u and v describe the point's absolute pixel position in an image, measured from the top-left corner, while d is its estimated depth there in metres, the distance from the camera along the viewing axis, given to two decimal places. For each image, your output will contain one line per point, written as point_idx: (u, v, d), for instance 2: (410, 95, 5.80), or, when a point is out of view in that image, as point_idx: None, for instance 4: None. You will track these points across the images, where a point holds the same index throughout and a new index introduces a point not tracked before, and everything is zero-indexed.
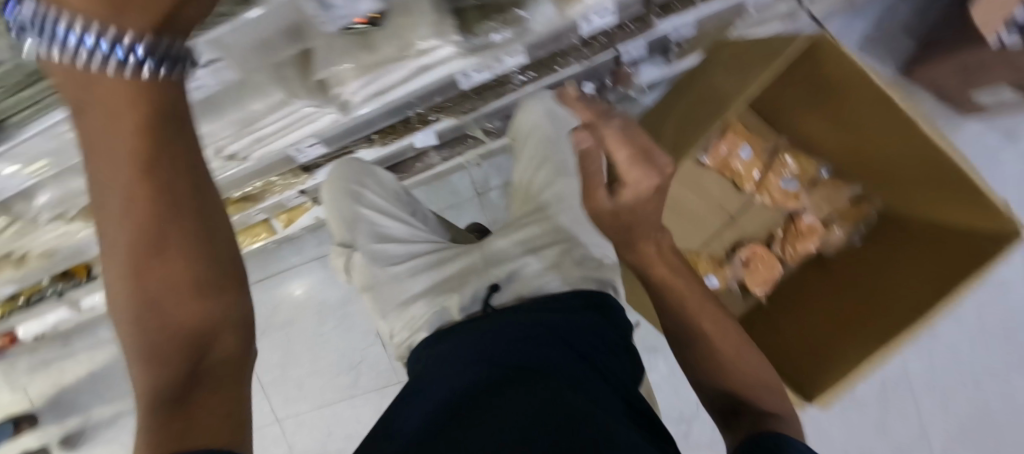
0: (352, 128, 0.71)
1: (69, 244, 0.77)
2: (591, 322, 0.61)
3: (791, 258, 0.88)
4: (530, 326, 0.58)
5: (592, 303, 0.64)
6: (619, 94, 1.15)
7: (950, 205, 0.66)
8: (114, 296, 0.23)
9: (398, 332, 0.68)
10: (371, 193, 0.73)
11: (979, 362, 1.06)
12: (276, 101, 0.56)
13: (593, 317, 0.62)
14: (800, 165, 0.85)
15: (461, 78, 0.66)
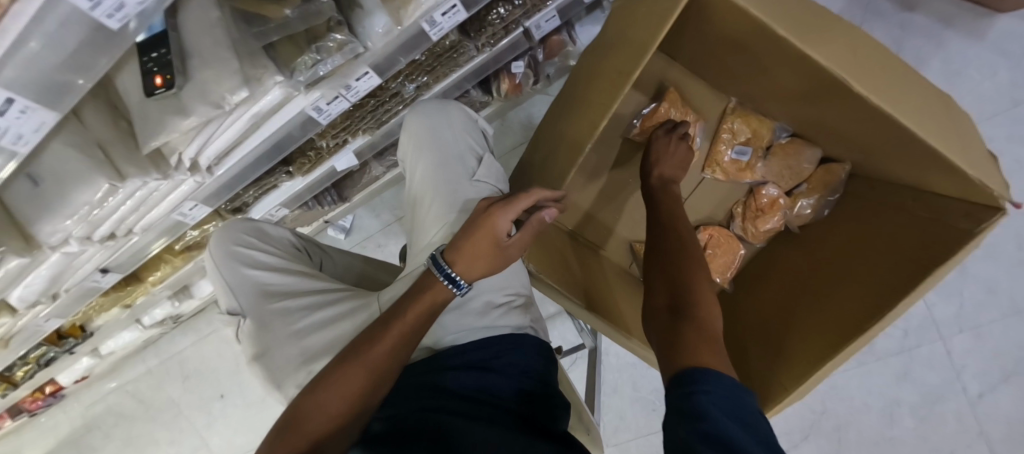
0: (228, 183, 0.66)
1: (20, 329, 0.80)
2: (496, 373, 0.55)
3: (753, 238, 0.76)
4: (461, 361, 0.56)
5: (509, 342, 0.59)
6: (558, 67, 1.03)
7: (921, 167, 0.53)
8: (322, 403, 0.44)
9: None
10: (252, 249, 0.63)
11: None
12: (106, 187, 0.52)
13: (503, 366, 0.56)
14: (750, 130, 0.72)
15: (314, 113, 0.58)
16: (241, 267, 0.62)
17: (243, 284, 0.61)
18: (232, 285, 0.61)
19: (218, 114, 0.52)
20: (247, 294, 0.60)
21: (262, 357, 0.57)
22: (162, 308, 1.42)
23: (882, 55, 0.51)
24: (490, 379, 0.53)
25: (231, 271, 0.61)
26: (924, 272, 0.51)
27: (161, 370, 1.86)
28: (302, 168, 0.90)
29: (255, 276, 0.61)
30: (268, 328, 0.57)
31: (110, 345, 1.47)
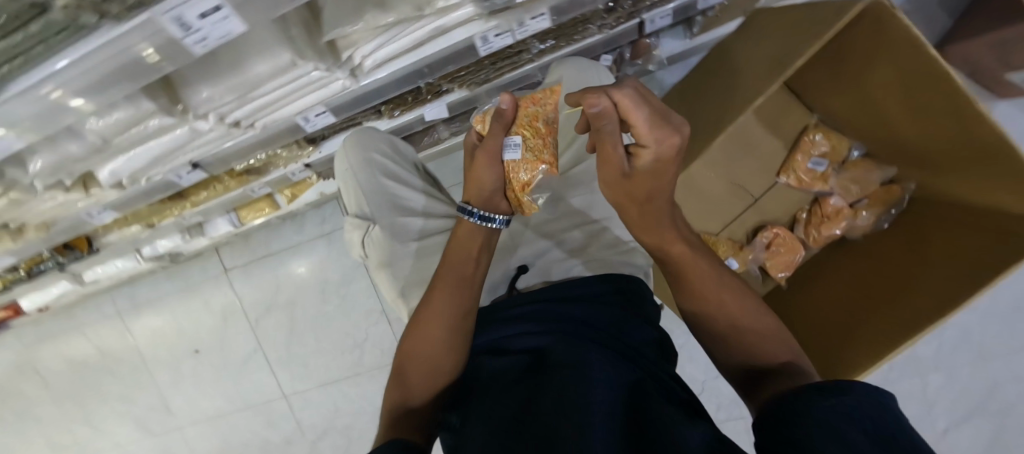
0: (364, 96, 0.68)
1: (71, 214, 0.74)
2: (606, 303, 0.56)
3: (814, 242, 0.86)
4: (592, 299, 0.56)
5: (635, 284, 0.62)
6: (637, 68, 1.11)
7: (1001, 191, 0.61)
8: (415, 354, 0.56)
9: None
10: (390, 163, 0.69)
11: None
12: (282, 63, 0.52)
13: (612, 298, 0.57)
14: (829, 144, 0.82)
15: (479, 43, 0.62)
16: (379, 178, 0.67)
17: (380, 193, 0.67)
18: (368, 191, 0.67)
19: (407, 17, 0.53)
20: (384, 203, 0.66)
21: (390, 262, 0.64)
22: (168, 241, 1.32)
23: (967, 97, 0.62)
24: (606, 310, 0.54)
25: (372, 178, 0.67)
26: (989, 278, 0.59)
27: (133, 313, 1.72)
28: (393, 109, 0.91)
29: (393, 189, 0.67)
30: (400, 238, 0.65)
31: (96, 272, 1.34)
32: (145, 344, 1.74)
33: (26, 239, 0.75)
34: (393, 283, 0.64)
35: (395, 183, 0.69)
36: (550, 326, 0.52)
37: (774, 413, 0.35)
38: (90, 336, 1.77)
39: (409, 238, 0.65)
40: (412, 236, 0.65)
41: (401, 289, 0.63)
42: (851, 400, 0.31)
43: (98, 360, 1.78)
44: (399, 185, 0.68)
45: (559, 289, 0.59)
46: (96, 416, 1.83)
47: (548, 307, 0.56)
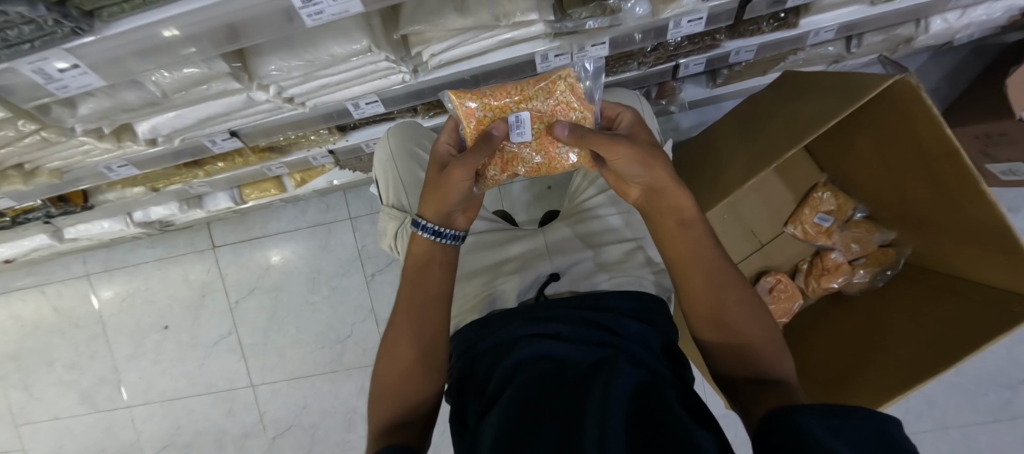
0: (416, 92, 0.70)
1: (88, 164, 0.72)
2: (627, 317, 0.56)
3: (813, 292, 0.90)
4: (621, 310, 0.57)
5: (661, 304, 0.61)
6: (660, 108, 1.16)
7: (994, 264, 0.66)
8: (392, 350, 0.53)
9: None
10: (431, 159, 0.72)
11: None
12: (357, 49, 0.54)
13: (634, 315, 0.57)
14: (837, 204, 0.87)
15: (539, 60, 0.65)
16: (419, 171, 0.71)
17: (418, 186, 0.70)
18: (406, 183, 0.70)
19: (483, 26, 0.56)
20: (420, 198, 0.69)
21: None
22: (164, 209, 1.26)
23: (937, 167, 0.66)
24: (629, 323, 0.54)
25: (412, 171, 0.69)
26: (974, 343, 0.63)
27: (103, 279, 1.63)
28: (430, 110, 0.92)
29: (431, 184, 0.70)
30: None
31: (78, 231, 1.27)
32: (110, 312, 1.64)
33: (37, 183, 0.72)
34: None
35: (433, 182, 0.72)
36: (576, 328, 0.53)
37: (767, 432, 0.33)
38: (50, 296, 1.66)
39: None
40: None
41: None
42: (858, 421, 0.29)
43: (54, 322, 1.67)
44: None
45: (580, 301, 0.59)
46: (37, 382, 1.70)
47: (569, 316, 0.55)
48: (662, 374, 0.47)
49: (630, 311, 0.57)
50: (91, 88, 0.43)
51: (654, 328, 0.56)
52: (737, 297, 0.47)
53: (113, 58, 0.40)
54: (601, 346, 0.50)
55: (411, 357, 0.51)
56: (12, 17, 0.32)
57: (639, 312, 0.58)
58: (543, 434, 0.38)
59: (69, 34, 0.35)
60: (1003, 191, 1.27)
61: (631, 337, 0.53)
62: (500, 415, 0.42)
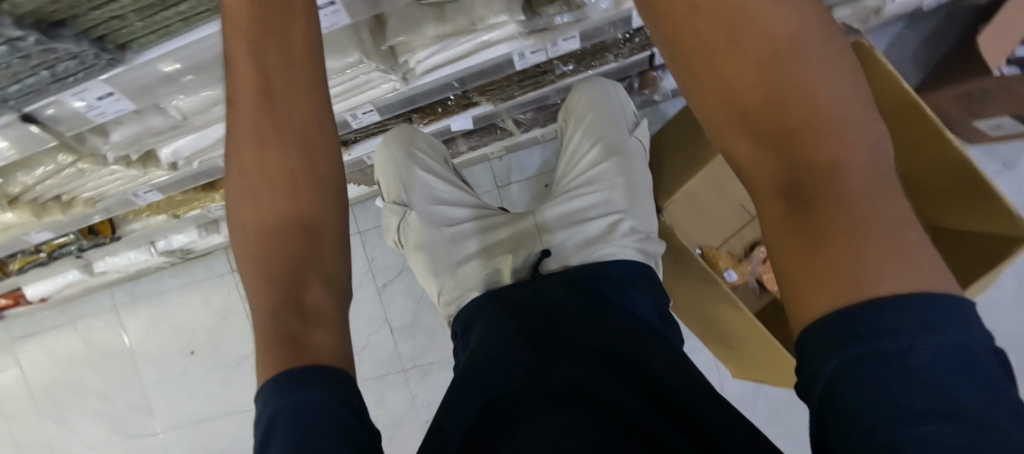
0: (408, 98, 0.76)
1: (117, 193, 0.79)
2: (607, 283, 0.62)
3: None
4: (610, 280, 0.63)
5: (645, 273, 0.66)
6: (645, 98, 1.21)
7: (968, 211, 0.71)
8: (245, 262, 0.43)
9: (448, 291, 0.72)
10: (426, 158, 0.77)
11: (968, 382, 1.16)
12: (351, 62, 0.60)
13: (614, 279, 0.63)
14: None
15: (517, 58, 0.71)
16: (415, 169, 0.76)
17: (417, 184, 0.76)
18: (406, 182, 0.76)
19: (461, 30, 0.62)
20: (421, 193, 0.76)
21: (423, 245, 0.74)
22: (184, 236, 1.34)
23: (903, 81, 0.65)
24: (616, 291, 0.61)
25: (412, 170, 0.75)
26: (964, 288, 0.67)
27: (131, 310, 1.71)
28: (425, 117, 0.99)
29: (430, 180, 0.77)
30: (433, 226, 0.74)
31: (107, 264, 1.36)
32: (139, 342, 1.72)
33: (73, 212, 0.79)
34: (425, 263, 0.73)
35: (430, 180, 0.77)
36: (569, 299, 0.59)
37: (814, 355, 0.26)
38: (82, 331, 1.75)
39: (444, 226, 0.75)
40: (446, 224, 0.75)
41: (430, 269, 0.73)
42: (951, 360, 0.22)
43: (87, 355, 1.75)
44: (435, 182, 0.77)
45: (568, 271, 0.65)
46: (73, 414, 1.77)
47: (557, 291, 0.61)
48: (644, 329, 0.55)
49: (618, 278, 0.63)
50: (133, 107, 0.50)
51: (638, 293, 0.62)
52: (878, 129, 0.29)
53: (140, 86, 0.47)
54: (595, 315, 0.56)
55: (255, 271, 0.42)
56: (62, 54, 0.38)
57: (626, 278, 0.64)
58: (560, 397, 0.45)
59: (106, 65, 0.42)
60: (997, 148, 1.28)
61: (616, 303, 0.59)
62: (514, 380, 0.49)
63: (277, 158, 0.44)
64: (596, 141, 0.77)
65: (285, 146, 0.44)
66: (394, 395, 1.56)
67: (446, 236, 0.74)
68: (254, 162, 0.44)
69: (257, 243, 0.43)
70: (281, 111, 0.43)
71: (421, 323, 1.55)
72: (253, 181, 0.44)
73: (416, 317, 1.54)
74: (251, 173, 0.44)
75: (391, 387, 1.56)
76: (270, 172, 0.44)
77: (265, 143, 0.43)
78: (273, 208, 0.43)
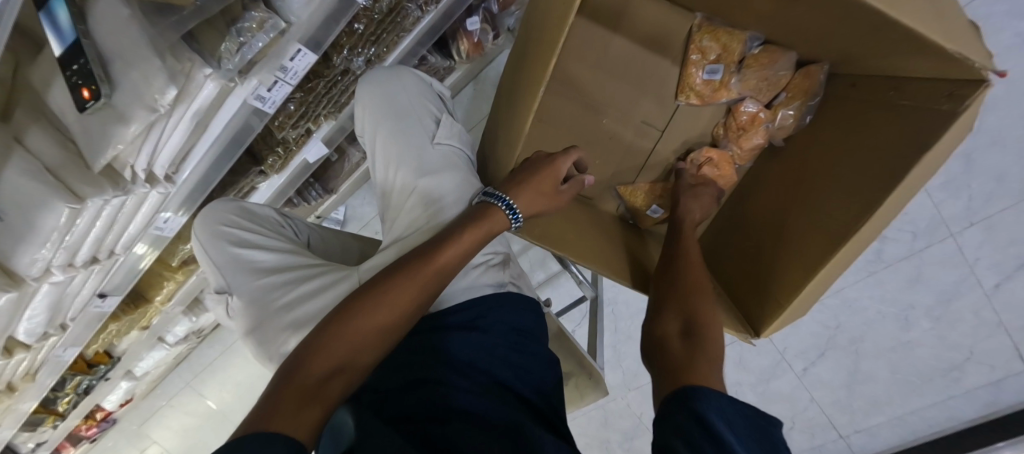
0: (195, 187, 0.68)
1: (41, 362, 0.84)
2: (488, 333, 0.56)
3: (740, 159, 0.74)
4: (467, 318, 0.58)
5: (501, 303, 0.61)
6: (515, 15, 0.98)
7: (899, 56, 0.49)
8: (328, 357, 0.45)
9: None
10: (238, 230, 0.65)
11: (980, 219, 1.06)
12: (68, 215, 0.52)
13: (498, 331, 0.57)
14: (720, 45, 0.68)
15: (259, 102, 0.58)
16: (227, 248, 0.64)
17: (229, 263, 0.63)
18: (219, 264, 0.64)
19: (153, 122, 0.50)
20: (234, 272, 0.63)
21: (252, 329, 0.61)
22: (181, 324, 1.46)
23: None
24: (498, 347, 0.55)
25: (218, 250, 0.63)
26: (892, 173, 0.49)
27: (198, 381, 1.97)
28: (274, 163, 0.87)
29: (241, 254, 0.63)
30: (259, 304, 0.60)
31: (142, 366, 1.54)
32: (218, 402, 1.99)
33: (20, 391, 0.88)
34: (260, 351, 0.61)
35: (248, 251, 0.64)
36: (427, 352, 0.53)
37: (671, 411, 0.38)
38: (177, 407, 2.06)
39: (267, 301, 0.60)
40: (269, 297, 0.60)
41: (269, 356, 0.60)
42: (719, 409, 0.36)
43: (191, 423, 2.07)
44: (252, 252, 0.63)
45: (454, 309, 0.58)
46: None
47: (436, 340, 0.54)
48: (500, 375, 0.53)
49: (473, 317, 0.58)
50: None
51: (496, 325, 0.58)
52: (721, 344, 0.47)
53: None
54: (462, 369, 0.52)
55: (334, 364, 0.45)
56: None
57: (511, 331, 0.59)
58: None
59: None
60: None
61: (493, 362, 0.54)
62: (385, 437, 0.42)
63: (409, 308, 0.50)
64: (396, 157, 0.63)
65: (414, 295, 0.50)
66: None
67: (269, 315, 0.60)
68: (394, 299, 0.49)
69: (354, 356, 0.46)
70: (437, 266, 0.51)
71: None
72: (375, 304, 0.48)
73: None
74: (381, 302, 0.49)
75: None
76: (398, 313, 0.49)
77: (415, 294, 0.50)
78: (389, 334, 0.49)
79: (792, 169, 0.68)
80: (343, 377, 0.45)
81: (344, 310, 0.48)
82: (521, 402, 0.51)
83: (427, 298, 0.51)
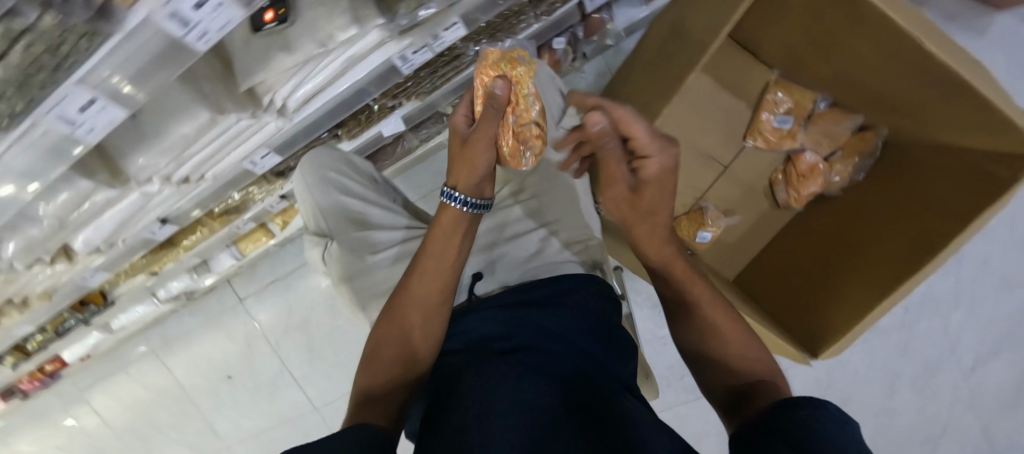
0: (301, 131, 0.68)
1: (66, 281, 0.80)
2: (573, 311, 0.60)
3: (796, 202, 0.81)
4: (551, 297, 0.61)
5: (585, 286, 0.65)
6: (596, 44, 1.08)
7: (962, 129, 0.59)
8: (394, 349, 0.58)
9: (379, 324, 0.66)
10: (343, 179, 0.72)
11: None
12: (204, 122, 0.54)
13: (585, 310, 0.60)
14: (793, 100, 0.78)
15: (399, 63, 0.61)
16: (332, 194, 0.70)
17: (335, 210, 0.70)
18: (323, 208, 0.70)
19: (313, 55, 0.53)
20: (337, 220, 0.70)
21: (346, 274, 0.67)
22: (179, 282, 1.38)
23: (852, 11, 0.56)
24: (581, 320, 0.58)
25: (325, 195, 0.70)
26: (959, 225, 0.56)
27: (167, 349, 1.83)
28: (350, 130, 0.91)
29: (349, 204, 0.70)
30: (358, 252, 0.68)
31: (122, 320, 1.43)
32: (182, 375, 1.85)
33: (33, 309, 0.83)
34: (349, 298, 0.68)
35: (350, 203, 0.71)
36: (513, 324, 0.57)
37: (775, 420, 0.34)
38: (133, 375, 1.89)
39: (366, 253, 0.69)
40: (369, 250, 0.69)
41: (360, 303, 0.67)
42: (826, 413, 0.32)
43: (145, 395, 1.91)
44: (355, 204, 0.71)
45: (539, 288, 0.62)
46: (152, 444, 1.97)
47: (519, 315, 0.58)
48: (592, 350, 0.55)
49: (556, 296, 0.61)
50: None
51: (579, 306, 0.60)
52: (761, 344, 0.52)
53: None
54: (553, 339, 0.54)
55: (399, 353, 0.57)
56: None
57: (590, 312, 0.61)
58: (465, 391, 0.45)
59: None
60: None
61: (582, 338, 0.56)
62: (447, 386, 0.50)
63: (438, 292, 0.59)
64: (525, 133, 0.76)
65: (432, 281, 0.59)
66: None
67: (369, 267, 0.67)
68: (423, 288, 0.59)
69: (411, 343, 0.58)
70: (445, 252, 0.59)
71: None
72: (407, 300, 0.59)
73: None
74: (412, 294, 0.59)
75: None
76: (429, 298, 0.59)
77: (436, 279, 0.59)
78: (433, 316, 0.58)
79: (846, 215, 0.76)
80: (410, 362, 0.57)
81: (383, 336, 0.59)
82: (610, 372, 0.52)
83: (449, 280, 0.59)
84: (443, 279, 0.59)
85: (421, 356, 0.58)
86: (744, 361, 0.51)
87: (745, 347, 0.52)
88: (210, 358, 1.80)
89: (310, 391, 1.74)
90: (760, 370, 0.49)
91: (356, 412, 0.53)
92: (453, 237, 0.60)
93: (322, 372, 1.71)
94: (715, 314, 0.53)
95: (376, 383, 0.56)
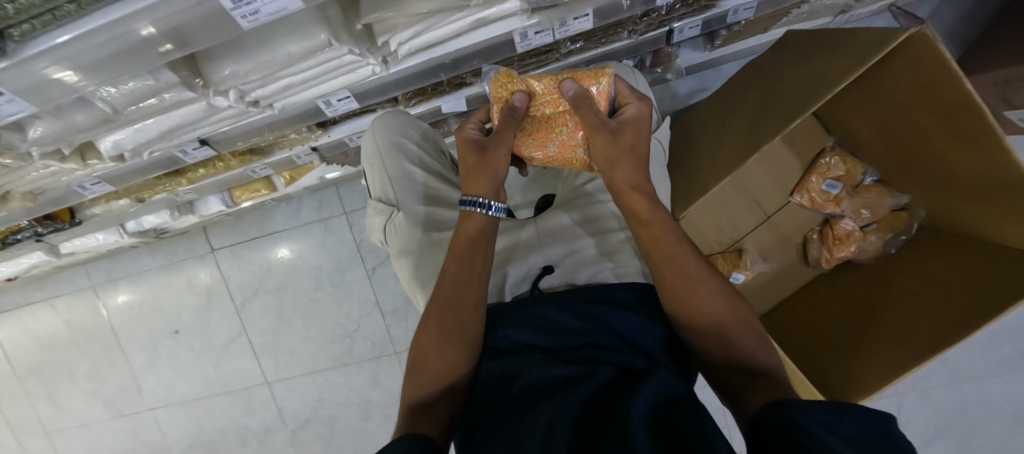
0: (388, 83, 0.65)
1: (61, 184, 0.70)
2: (643, 316, 0.56)
3: (827, 263, 0.85)
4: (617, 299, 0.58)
5: None
6: (656, 76, 1.10)
7: (1011, 222, 0.63)
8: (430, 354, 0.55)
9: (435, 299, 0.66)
10: (414, 150, 0.74)
11: (932, 389, 1.27)
12: (317, 44, 0.49)
13: (658, 318, 0.57)
14: (846, 168, 0.84)
15: (518, 39, 0.60)
16: (403, 163, 0.72)
17: (404, 179, 0.72)
18: (392, 176, 0.72)
19: (449, 7, 0.51)
20: (403, 189, 0.71)
21: (407, 244, 0.68)
22: (155, 217, 1.24)
23: (938, 93, 0.60)
24: (649, 330, 0.54)
25: (397, 162, 0.71)
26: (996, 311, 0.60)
27: (109, 288, 1.64)
28: (412, 97, 0.88)
29: (417, 176, 0.73)
30: (420, 225, 0.70)
31: (74, 245, 1.27)
32: (120, 320, 1.65)
33: (10, 208, 0.71)
34: (410, 269, 0.68)
35: (416, 176, 0.73)
36: (578, 321, 0.54)
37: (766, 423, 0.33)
38: (60, 310, 1.67)
39: (428, 226, 0.70)
40: (431, 224, 0.70)
41: (418, 276, 0.68)
42: (856, 416, 0.28)
43: (67, 335, 1.68)
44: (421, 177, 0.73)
45: (612, 290, 0.59)
46: (61, 392, 1.73)
47: (591, 310, 0.54)
48: (667, 360, 0.53)
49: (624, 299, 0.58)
50: (51, 100, 0.41)
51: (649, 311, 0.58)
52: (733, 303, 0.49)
53: (39, 82, 0.38)
54: (628, 345, 0.52)
55: (439, 358, 0.54)
56: None
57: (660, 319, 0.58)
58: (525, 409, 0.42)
59: None
60: None
61: (656, 348, 0.53)
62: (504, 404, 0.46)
63: (469, 290, 0.56)
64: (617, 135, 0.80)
65: (461, 276, 0.57)
66: (388, 376, 1.53)
67: (433, 240, 0.68)
68: (449, 286, 0.57)
69: (449, 348, 0.54)
70: (471, 248, 0.58)
71: (413, 306, 1.50)
72: (440, 302, 0.56)
73: (408, 300, 1.49)
74: (444, 294, 0.56)
75: (384, 369, 1.53)
76: (459, 296, 0.56)
77: (467, 277, 0.57)
78: (469, 318, 0.55)
79: (874, 284, 0.82)
80: (450, 369, 0.54)
81: (420, 344, 0.56)
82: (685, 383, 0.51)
83: (479, 276, 0.57)
84: (470, 276, 0.57)
85: (460, 360, 0.54)
86: (725, 327, 0.47)
87: (717, 311, 0.48)
88: (160, 308, 1.62)
89: (266, 363, 1.59)
90: (747, 340, 0.47)
91: (399, 424, 0.50)
92: (482, 236, 0.58)
93: (287, 344, 1.58)
94: (686, 268, 0.49)
95: (417, 391, 0.53)
